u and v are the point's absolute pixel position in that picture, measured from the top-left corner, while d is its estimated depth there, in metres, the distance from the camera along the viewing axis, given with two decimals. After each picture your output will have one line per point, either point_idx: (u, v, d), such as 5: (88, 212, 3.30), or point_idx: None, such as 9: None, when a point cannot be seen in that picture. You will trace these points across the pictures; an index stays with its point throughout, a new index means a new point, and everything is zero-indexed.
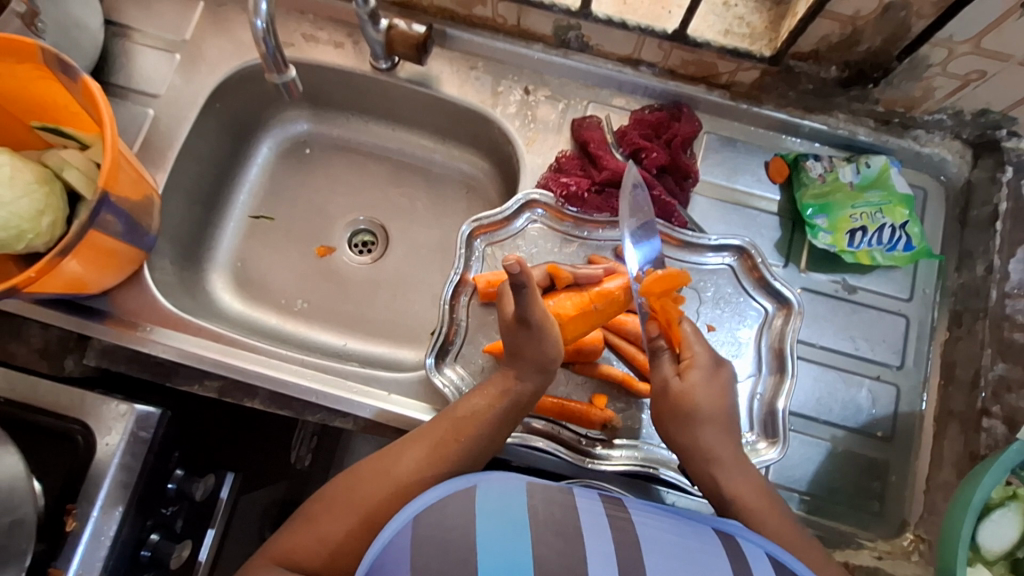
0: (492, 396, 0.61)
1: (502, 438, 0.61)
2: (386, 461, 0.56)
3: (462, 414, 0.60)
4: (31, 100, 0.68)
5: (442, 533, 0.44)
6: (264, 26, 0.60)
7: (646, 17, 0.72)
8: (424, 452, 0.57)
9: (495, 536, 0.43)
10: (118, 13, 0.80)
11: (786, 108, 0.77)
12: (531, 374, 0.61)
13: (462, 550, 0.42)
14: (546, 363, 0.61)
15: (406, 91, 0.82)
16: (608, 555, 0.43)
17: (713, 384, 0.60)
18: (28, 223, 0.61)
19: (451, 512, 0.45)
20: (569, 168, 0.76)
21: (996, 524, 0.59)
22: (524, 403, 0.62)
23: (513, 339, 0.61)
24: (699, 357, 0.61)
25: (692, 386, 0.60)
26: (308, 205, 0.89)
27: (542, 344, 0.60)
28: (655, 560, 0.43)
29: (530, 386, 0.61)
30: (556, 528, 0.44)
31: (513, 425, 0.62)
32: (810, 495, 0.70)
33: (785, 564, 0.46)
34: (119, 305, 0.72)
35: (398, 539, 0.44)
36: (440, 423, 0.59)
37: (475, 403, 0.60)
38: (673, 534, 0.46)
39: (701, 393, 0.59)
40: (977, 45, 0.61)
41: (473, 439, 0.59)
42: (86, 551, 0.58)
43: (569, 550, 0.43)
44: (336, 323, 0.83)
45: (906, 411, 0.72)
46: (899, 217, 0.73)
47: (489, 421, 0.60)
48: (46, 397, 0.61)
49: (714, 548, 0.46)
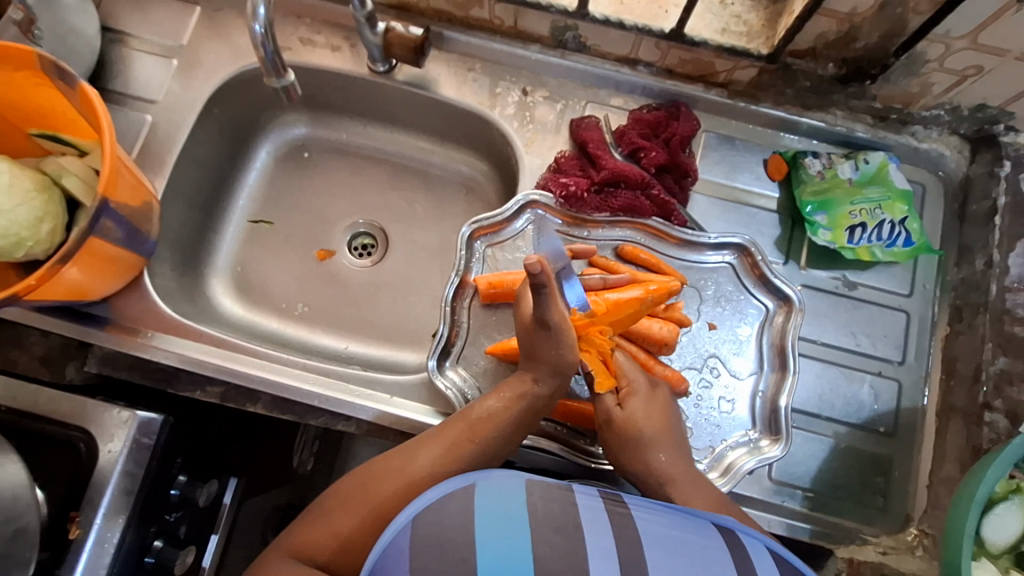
0: (508, 399, 0.61)
1: (518, 438, 0.61)
2: (400, 459, 0.56)
3: (478, 416, 0.59)
4: (29, 108, 0.68)
5: (439, 531, 0.44)
6: (263, 30, 0.60)
7: (643, 16, 0.72)
8: (438, 451, 0.57)
9: (495, 535, 0.43)
10: (114, 19, 0.80)
11: (784, 105, 0.76)
12: (546, 376, 0.61)
13: (462, 548, 0.42)
14: (563, 367, 0.60)
15: (405, 94, 0.82)
16: (608, 549, 0.44)
17: (655, 408, 0.63)
18: (28, 231, 0.61)
19: (449, 512, 0.45)
20: (568, 168, 0.76)
21: (1000, 518, 0.59)
22: (541, 406, 0.62)
23: (531, 343, 0.61)
24: (636, 384, 0.64)
25: (633, 412, 0.62)
26: (308, 208, 0.89)
27: (559, 347, 0.59)
28: (654, 557, 0.43)
29: (546, 387, 0.61)
30: (554, 525, 0.44)
31: (528, 425, 0.62)
32: (814, 491, 0.70)
33: (785, 559, 0.46)
34: (120, 312, 0.72)
35: (396, 541, 0.44)
36: (456, 424, 0.59)
37: (491, 404, 0.60)
38: (671, 530, 0.46)
39: (644, 416, 0.62)
40: (973, 41, 0.62)
41: (490, 438, 0.59)
42: (90, 558, 0.58)
43: (569, 548, 0.43)
44: (337, 327, 0.83)
45: (908, 406, 0.72)
46: (898, 213, 0.73)
47: (505, 421, 0.60)
48: (47, 406, 0.61)
49: (712, 543, 0.46)
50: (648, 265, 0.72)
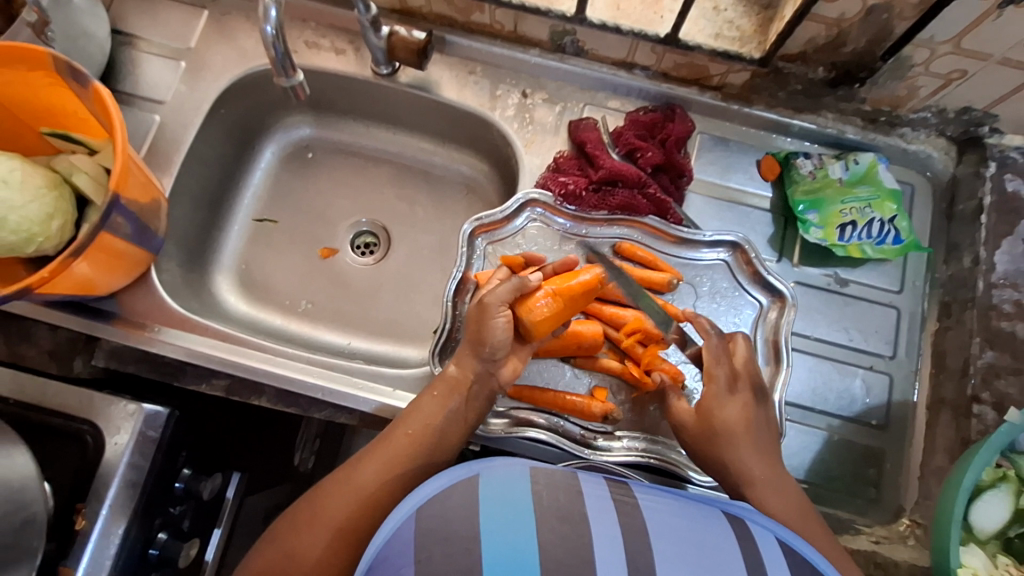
0: (442, 396, 0.62)
1: (459, 430, 0.62)
2: (345, 472, 0.56)
3: (416, 419, 0.60)
4: (41, 107, 0.70)
5: (444, 524, 0.43)
6: (274, 32, 0.62)
7: (639, 22, 0.74)
8: (381, 455, 0.57)
9: (501, 522, 0.43)
10: (123, 23, 0.82)
11: (777, 107, 0.79)
12: (473, 359, 0.64)
13: (465, 539, 0.42)
14: (481, 344, 0.63)
15: (407, 96, 0.84)
16: (614, 538, 0.43)
17: (737, 409, 0.63)
18: (38, 227, 0.63)
19: (453, 503, 0.45)
20: (567, 168, 0.78)
21: (987, 503, 0.60)
22: (474, 392, 0.64)
23: (472, 327, 0.65)
24: (717, 380, 0.64)
25: (710, 408, 0.63)
26: (311, 207, 0.91)
27: (489, 323, 0.63)
28: (661, 542, 0.43)
29: (477, 368, 0.64)
30: (561, 515, 0.44)
31: (467, 416, 0.63)
32: (808, 482, 0.71)
33: (792, 549, 0.46)
34: (128, 307, 0.74)
35: (402, 531, 0.44)
36: (396, 431, 0.60)
37: (427, 407, 0.61)
38: (680, 517, 0.46)
39: (721, 414, 0.62)
40: (957, 45, 0.64)
41: (426, 431, 0.60)
42: (95, 549, 0.59)
43: (575, 536, 0.43)
44: (340, 323, 0.85)
45: (899, 400, 0.74)
46: (888, 212, 0.75)
47: (439, 411, 0.61)
48: (55, 399, 0.62)
49: (721, 531, 0.46)
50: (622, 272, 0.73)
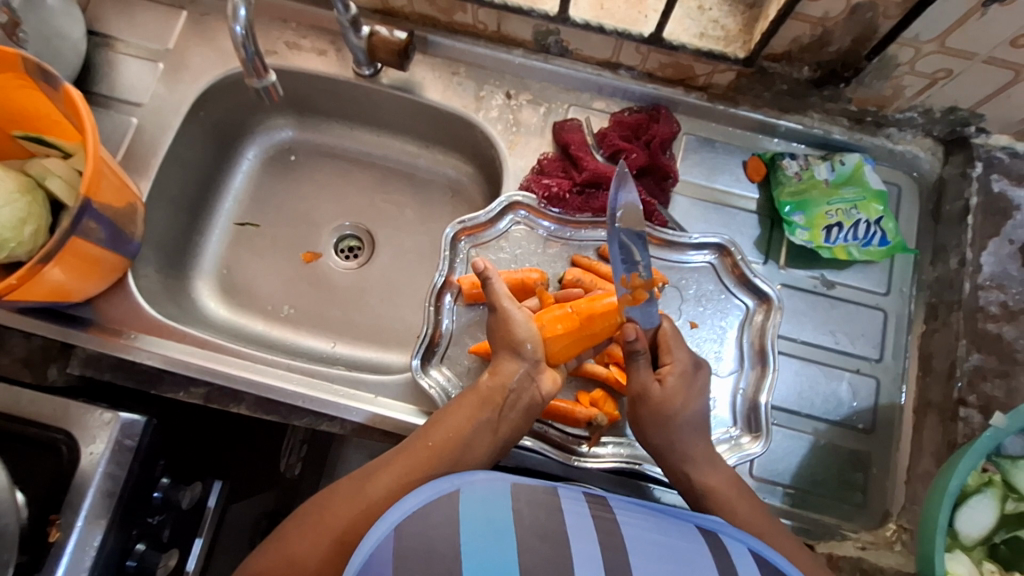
0: (471, 410, 0.60)
1: (489, 438, 0.60)
2: (357, 485, 0.55)
3: (440, 433, 0.58)
4: (13, 109, 0.68)
5: (424, 543, 0.42)
6: (243, 32, 0.61)
7: (623, 21, 0.73)
8: (396, 469, 0.56)
9: (479, 543, 0.42)
10: (100, 23, 0.81)
11: (763, 108, 0.78)
12: (513, 364, 0.62)
13: (447, 559, 0.41)
14: (517, 347, 0.63)
15: (391, 98, 0.83)
16: (593, 557, 0.42)
17: (687, 390, 0.63)
18: (11, 232, 0.61)
19: (433, 522, 0.43)
20: (550, 170, 0.77)
21: (973, 509, 0.60)
22: (509, 401, 0.61)
23: (497, 335, 0.64)
24: (677, 364, 0.63)
25: (672, 391, 0.62)
26: (294, 211, 0.89)
27: (510, 327, 0.63)
28: (640, 560, 0.43)
29: (517, 374, 0.62)
30: (539, 534, 0.43)
31: (498, 428, 0.61)
32: (794, 487, 0.70)
33: (768, 561, 0.45)
34: (104, 314, 0.72)
35: (380, 552, 0.42)
36: (418, 444, 0.58)
37: (454, 422, 0.59)
38: (661, 535, 0.46)
39: (682, 399, 0.62)
40: (941, 44, 0.63)
41: (449, 443, 0.58)
42: (71, 561, 0.57)
43: (556, 554, 0.42)
44: (323, 328, 0.83)
45: (886, 403, 0.74)
46: (874, 213, 0.74)
47: (463, 424, 0.59)
48: (29, 407, 0.61)
49: (699, 547, 0.45)
50: (607, 278, 0.72)
